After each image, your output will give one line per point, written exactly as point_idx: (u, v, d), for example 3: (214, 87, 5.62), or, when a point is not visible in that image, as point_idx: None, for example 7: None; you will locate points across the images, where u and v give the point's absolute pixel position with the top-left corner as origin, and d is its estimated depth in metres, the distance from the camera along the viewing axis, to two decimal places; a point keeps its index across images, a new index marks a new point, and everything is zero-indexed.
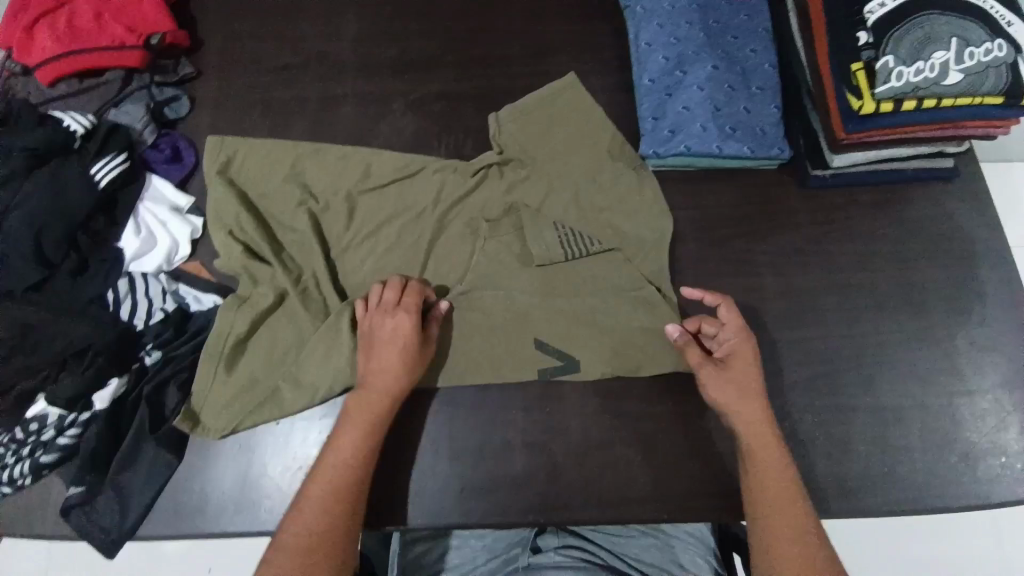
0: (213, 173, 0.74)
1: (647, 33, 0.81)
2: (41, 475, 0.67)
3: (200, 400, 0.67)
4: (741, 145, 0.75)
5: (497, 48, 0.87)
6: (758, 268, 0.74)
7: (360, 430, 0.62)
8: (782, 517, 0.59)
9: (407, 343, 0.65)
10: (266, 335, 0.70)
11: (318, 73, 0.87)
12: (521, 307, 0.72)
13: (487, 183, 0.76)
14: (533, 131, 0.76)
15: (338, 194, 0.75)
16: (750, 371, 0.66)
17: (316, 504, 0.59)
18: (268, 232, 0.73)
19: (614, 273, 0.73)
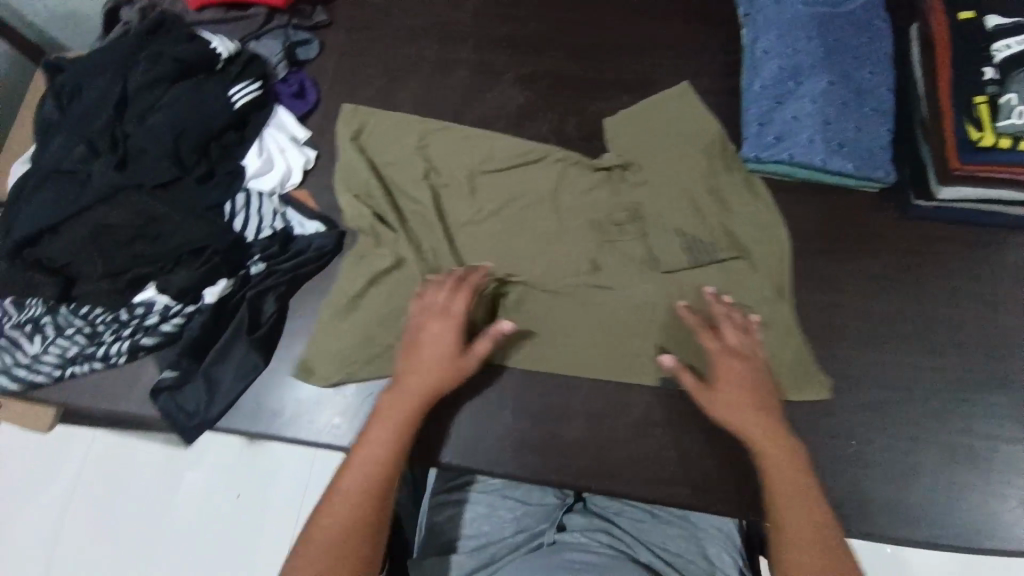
0: (344, 139, 0.79)
1: (765, 41, 0.82)
2: (136, 355, 0.72)
3: (314, 347, 0.71)
4: (846, 161, 0.75)
5: (613, 36, 0.89)
6: (842, 285, 0.75)
7: (394, 428, 0.63)
8: (797, 524, 0.58)
9: (451, 347, 0.66)
10: (381, 295, 0.72)
11: (440, 35, 0.91)
12: (630, 303, 0.73)
13: (608, 182, 0.78)
14: (652, 137, 0.79)
15: (461, 172, 0.79)
16: (739, 385, 0.64)
17: (344, 500, 0.59)
18: (393, 201, 0.77)
19: (724, 277, 0.73)
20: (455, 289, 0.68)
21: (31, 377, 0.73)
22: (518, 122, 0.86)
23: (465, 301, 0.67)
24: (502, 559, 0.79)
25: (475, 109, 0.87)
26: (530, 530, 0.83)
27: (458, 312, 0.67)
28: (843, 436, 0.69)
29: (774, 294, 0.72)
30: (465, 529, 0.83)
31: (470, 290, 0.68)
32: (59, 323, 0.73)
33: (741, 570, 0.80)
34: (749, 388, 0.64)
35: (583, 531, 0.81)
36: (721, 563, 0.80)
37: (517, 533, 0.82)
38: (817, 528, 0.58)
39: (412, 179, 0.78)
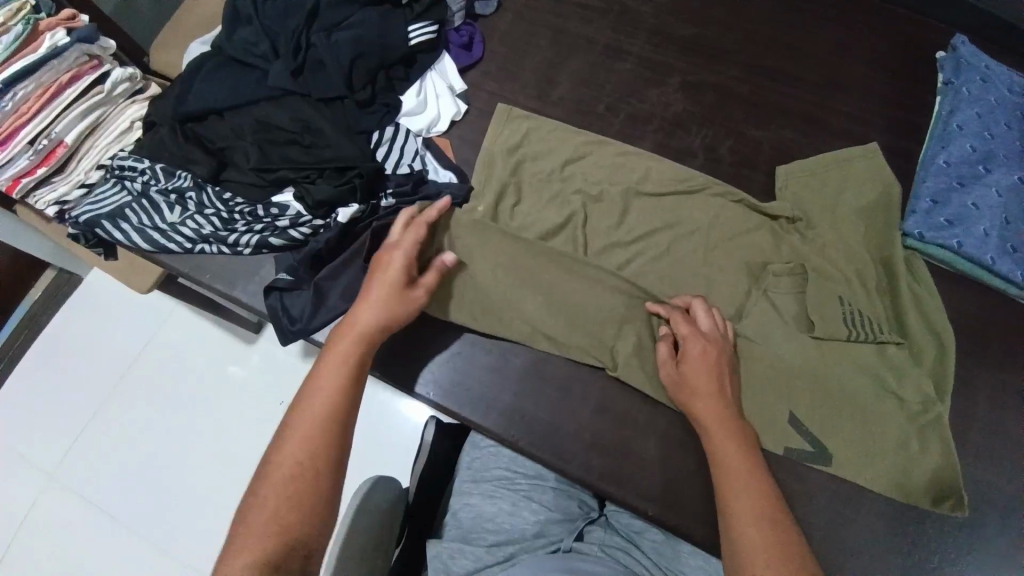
0: (507, 137, 0.80)
1: (962, 116, 0.76)
2: (260, 251, 0.76)
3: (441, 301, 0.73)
4: (1017, 268, 0.70)
5: (793, 69, 0.86)
6: (976, 394, 0.69)
7: (345, 362, 0.59)
8: (755, 527, 0.52)
9: (400, 278, 0.65)
10: (516, 286, 0.73)
11: (616, 23, 0.90)
12: (768, 364, 0.69)
13: (772, 232, 0.74)
14: (826, 200, 0.76)
15: (616, 188, 0.77)
16: (707, 368, 0.63)
17: (300, 431, 0.54)
18: (537, 201, 0.78)
19: (869, 356, 0.69)
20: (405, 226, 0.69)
21: (162, 242, 0.77)
22: (671, 129, 0.84)
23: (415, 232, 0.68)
24: (519, 558, 0.73)
25: (633, 104, 0.85)
26: (551, 535, 0.77)
27: (409, 243, 0.67)
28: (932, 550, 0.63)
29: (934, 394, 0.66)
30: (489, 523, 0.79)
31: (421, 225, 0.69)
32: (201, 201, 0.78)
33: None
34: (710, 369, 0.63)
35: (602, 545, 0.76)
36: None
37: (537, 535, 0.77)
38: (783, 539, 0.52)
39: (566, 190, 0.78)
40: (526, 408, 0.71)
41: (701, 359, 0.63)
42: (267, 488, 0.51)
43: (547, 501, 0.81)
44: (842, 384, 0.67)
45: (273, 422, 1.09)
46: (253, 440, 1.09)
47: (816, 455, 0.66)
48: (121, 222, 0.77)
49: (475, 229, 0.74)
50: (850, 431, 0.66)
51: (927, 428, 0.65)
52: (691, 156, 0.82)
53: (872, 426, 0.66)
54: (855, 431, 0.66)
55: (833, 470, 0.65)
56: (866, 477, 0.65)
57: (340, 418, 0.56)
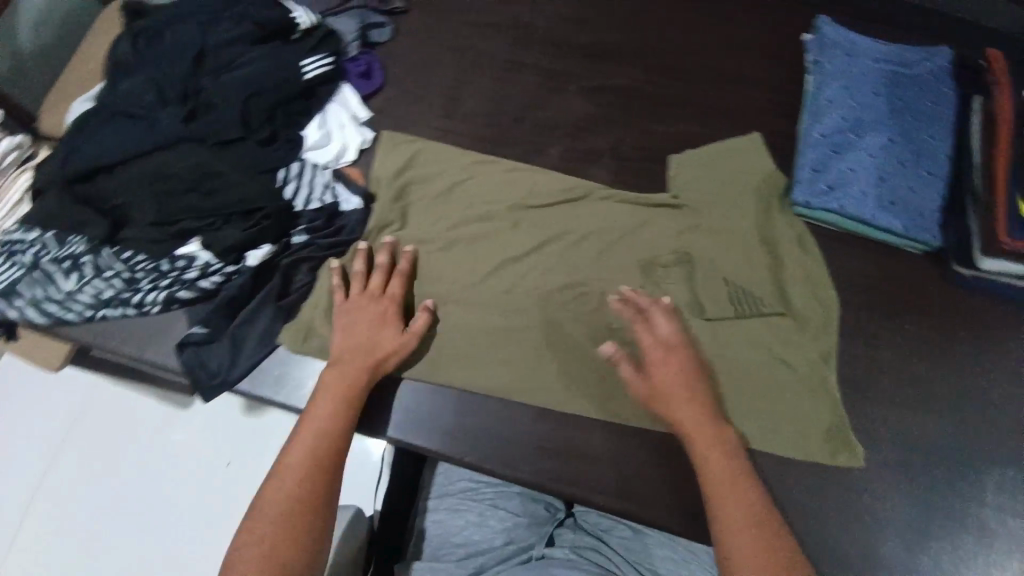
0: (393, 162, 0.82)
1: (830, 91, 0.84)
2: (169, 307, 0.74)
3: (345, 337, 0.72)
4: (896, 219, 0.77)
5: (682, 64, 0.91)
6: (876, 341, 0.76)
7: (342, 411, 0.65)
8: (745, 537, 0.57)
9: (389, 324, 0.69)
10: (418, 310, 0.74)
11: (513, 37, 0.92)
12: (687, 343, 0.74)
13: (657, 222, 0.80)
14: (710, 189, 0.81)
15: (505, 205, 0.81)
16: (669, 379, 0.67)
17: (296, 465, 0.61)
18: (427, 225, 0.80)
19: (767, 327, 0.75)
20: (382, 273, 0.72)
21: (61, 314, 0.73)
22: (577, 132, 0.87)
23: (400, 284, 0.73)
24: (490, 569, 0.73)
25: (538, 113, 0.88)
26: (520, 542, 0.77)
27: (397, 291, 0.72)
28: (857, 487, 0.69)
29: (818, 358, 0.73)
30: (457, 537, 0.78)
31: (405, 275, 0.73)
32: (98, 264, 0.74)
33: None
34: (679, 380, 0.67)
35: (573, 547, 0.77)
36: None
37: (505, 544, 0.77)
38: (767, 545, 0.57)
39: (456, 212, 0.81)
40: (467, 421, 0.71)
41: (668, 370, 0.67)
42: (262, 517, 0.58)
43: (512, 507, 0.80)
44: (744, 351, 0.74)
45: (205, 492, 0.98)
46: (182, 515, 0.97)
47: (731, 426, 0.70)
48: (15, 298, 0.73)
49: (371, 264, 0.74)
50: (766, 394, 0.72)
51: (826, 382, 0.72)
52: (598, 155, 0.86)
53: (780, 385, 0.72)
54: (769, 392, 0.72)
55: (756, 429, 0.70)
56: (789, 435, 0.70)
57: (331, 463, 0.62)
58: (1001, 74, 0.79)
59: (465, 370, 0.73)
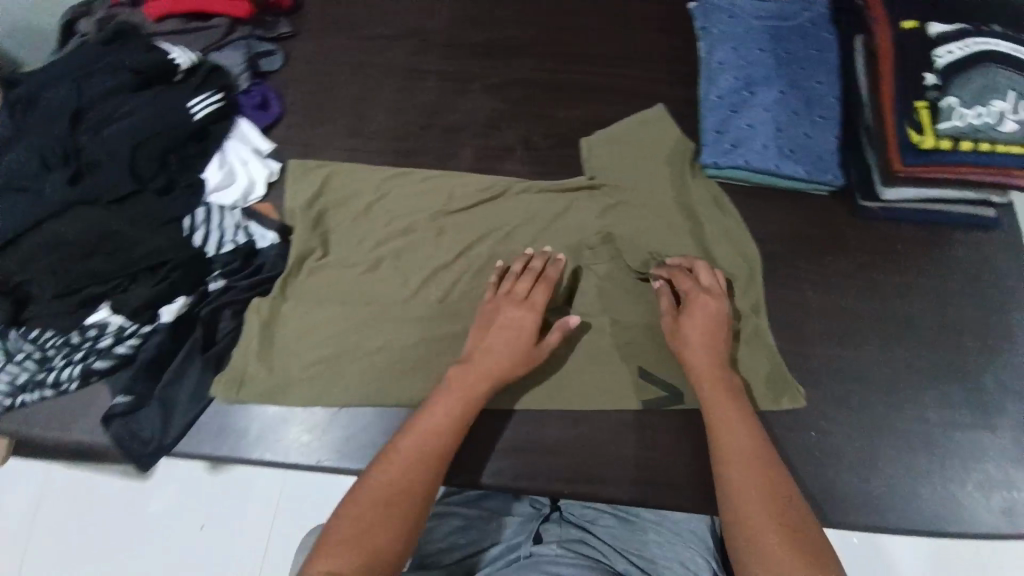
0: (303, 192, 0.79)
1: (720, 54, 0.87)
2: (88, 381, 0.70)
3: (282, 376, 0.70)
4: (798, 166, 0.80)
5: (578, 49, 0.92)
6: (802, 284, 0.79)
7: (460, 408, 0.63)
8: (752, 471, 0.57)
9: (526, 336, 0.68)
10: (355, 334, 0.72)
11: (408, 45, 0.91)
12: (624, 319, 0.75)
13: (578, 206, 0.81)
14: (625, 165, 0.83)
15: (425, 214, 0.79)
16: (712, 328, 0.68)
17: (405, 458, 0.59)
18: (350, 246, 0.77)
19: None
20: (531, 279, 0.72)
21: None
22: (487, 131, 0.87)
23: (545, 291, 0.71)
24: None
25: (446, 117, 0.87)
26: (505, 543, 0.75)
27: (540, 299, 0.70)
28: (804, 426, 0.72)
29: (748, 311, 0.76)
30: (441, 542, 0.75)
31: (551, 282, 0.72)
32: (6, 349, 0.70)
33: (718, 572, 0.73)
34: (706, 327, 0.68)
35: (559, 542, 0.74)
36: (696, 566, 0.72)
37: (491, 545, 0.76)
38: (773, 489, 0.56)
39: (378, 228, 0.78)
40: None
41: (705, 312, 0.69)
42: (357, 502, 0.56)
43: (502, 509, 0.80)
44: None
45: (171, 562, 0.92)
46: None
47: (675, 394, 0.72)
48: None
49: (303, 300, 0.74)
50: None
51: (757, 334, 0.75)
52: (511, 151, 0.86)
53: None
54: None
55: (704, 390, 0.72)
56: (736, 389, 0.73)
57: (437, 458, 0.60)
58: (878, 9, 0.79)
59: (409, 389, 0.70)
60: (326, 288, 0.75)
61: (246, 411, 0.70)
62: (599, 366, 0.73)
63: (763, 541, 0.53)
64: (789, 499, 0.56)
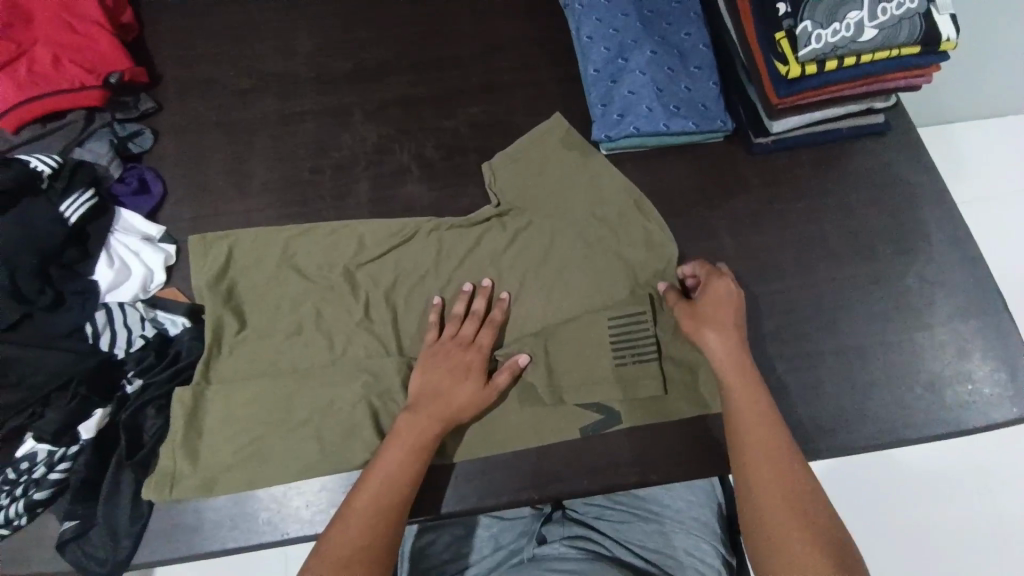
0: (209, 267, 0.76)
1: (587, 27, 0.86)
2: (36, 513, 0.66)
3: (217, 466, 0.68)
4: (686, 121, 0.81)
5: (449, 53, 0.91)
6: (717, 232, 0.80)
7: (415, 464, 0.64)
8: (773, 470, 0.60)
9: (476, 378, 0.69)
10: (289, 401, 0.71)
11: (278, 92, 0.89)
12: (553, 321, 0.75)
13: (489, 236, 0.79)
14: (528, 183, 0.81)
15: (335, 269, 0.77)
16: (724, 308, 0.70)
17: (362, 517, 0.60)
18: (267, 311, 0.75)
19: (616, 288, 0.75)
20: (476, 323, 0.73)
21: None
22: (377, 159, 0.85)
23: (489, 334, 0.72)
24: None
25: (333, 155, 0.85)
26: (511, 547, 0.77)
27: (486, 342, 0.72)
28: None
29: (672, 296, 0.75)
30: (444, 554, 0.77)
31: (495, 324, 0.72)
32: None
33: (724, 556, 0.76)
34: (724, 312, 0.70)
35: (563, 539, 0.75)
36: (700, 550, 0.76)
37: (495, 550, 0.78)
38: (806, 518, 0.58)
39: (291, 285, 0.76)
40: None
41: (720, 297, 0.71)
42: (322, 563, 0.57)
43: (505, 514, 0.81)
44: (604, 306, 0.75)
45: None
46: None
47: (609, 415, 0.71)
48: None
49: (230, 380, 0.72)
50: (641, 369, 0.72)
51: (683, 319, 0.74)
52: (408, 172, 0.84)
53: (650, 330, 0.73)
54: (639, 365, 0.72)
55: (647, 375, 0.72)
56: (670, 397, 0.72)
57: (393, 518, 0.61)
58: None
59: (356, 441, 0.69)
60: (249, 364, 0.73)
61: (191, 506, 0.68)
62: (532, 407, 0.72)
63: (782, 538, 0.57)
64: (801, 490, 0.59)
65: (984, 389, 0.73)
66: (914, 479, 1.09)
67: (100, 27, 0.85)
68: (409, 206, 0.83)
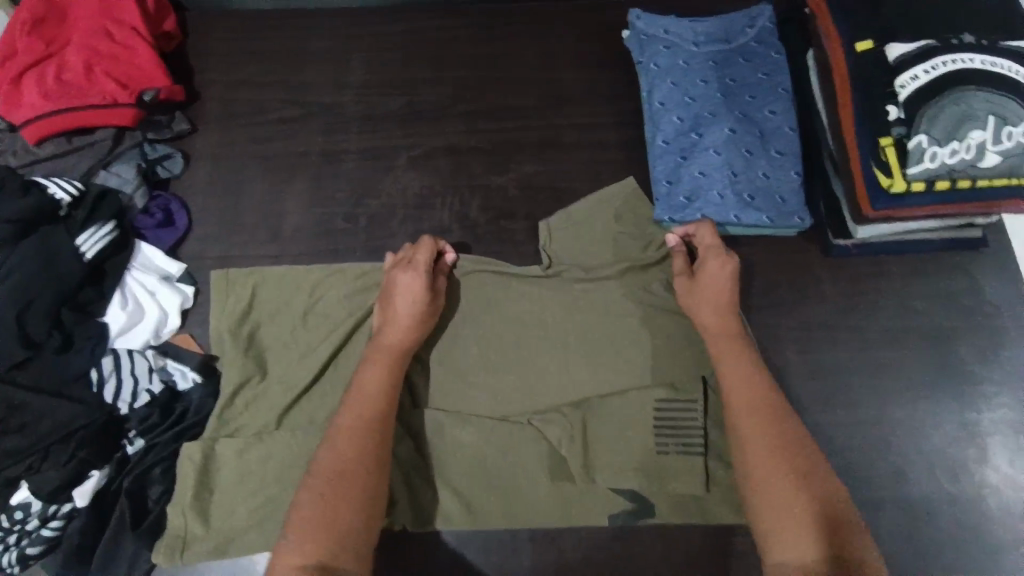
0: (231, 311, 0.71)
1: (660, 92, 0.78)
2: (28, 564, 0.63)
3: (225, 526, 0.64)
4: (760, 213, 0.73)
5: (507, 101, 0.84)
6: (779, 341, 0.73)
7: (351, 439, 0.58)
8: (766, 446, 0.57)
9: (420, 292, 0.66)
10: (299, 455, 0.65)
11: (321, 125, 0.83)
12: (594, 398, 0.68)
13: (534, 292, 0.72)
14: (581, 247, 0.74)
15: (362, 315, 0.71)
16: (720, 276, 0.67)
17: (332, 449, 0.57)
18: (288, 358, 0.70)
19: (667, 368, 0.69)
20: (426, 252, 0.69)
21: None
22: (418, 212, 0.79)
23: (429, 250, 0.69)
24: None
25: (371, 204, 0.79)
26: None
27: (426, 255, 0.69)
28: None
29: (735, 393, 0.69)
30: None
31: (434, 242, 0.70)
32: None
33: None
34: (719, 283, 0.67)
35: None
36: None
37: None
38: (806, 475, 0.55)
39: (315, 333, 0.71)
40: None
41: (718, 267, 0.67)
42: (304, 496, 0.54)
43: None
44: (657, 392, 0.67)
45: None
46: None
47: (646, 507, 0.65)
48: None
49: (243, 429, 0.67)
50: (688, 462, 0.65)
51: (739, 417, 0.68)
52: (449, 233, 0.78)
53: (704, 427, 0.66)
54: (686, 457, 0.65)
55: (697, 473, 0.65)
56: (710, 497, 0.65)
57: (363, 467, 0.56)
58: (825, 23, 0.69)
59: None
60: (264, 411, 0.68)
61: (190, 572, 0.65)
62: (562, 483, 0.65)
63: (783, 525, 0.52)
64: (803, 471, 0.55)
65: None
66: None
67: (137, 35, 0.80)
68: None
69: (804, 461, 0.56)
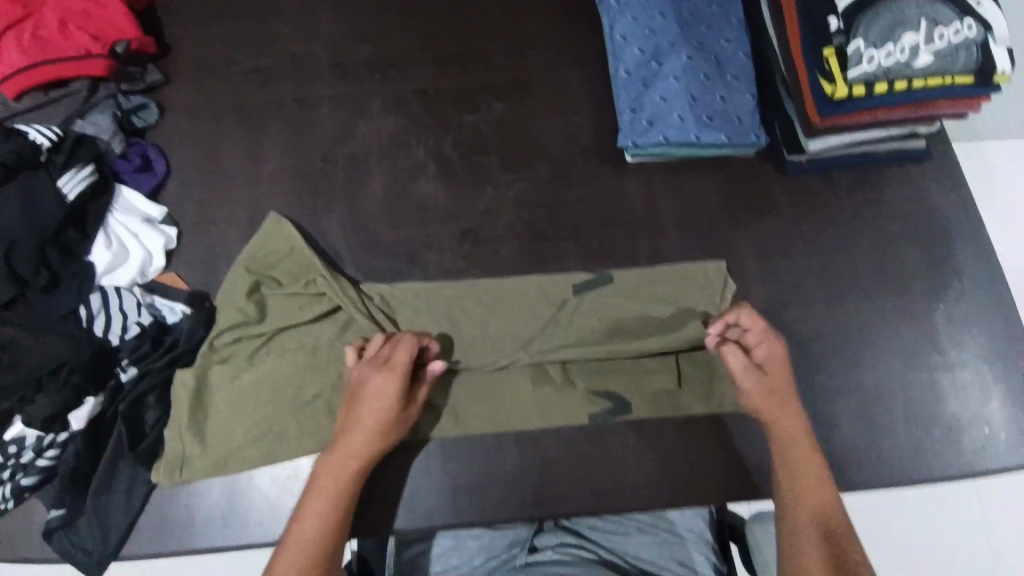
0: (246, 254, 0.73)
1: (621, 26, 0.82)
2: (23, 497, 0.65)
3: (221, 446, 0.67)
4: (719, 133, 0.77)
5: (475, 43, 0.86)
6: (742, 253, 0.77)
7: (335, 493, 0.62)
8: (803, 480, 0.64)
9: (392, 399, 0.64)
10: (295, 383, 0.69)
11: (294, 73, 0.85)
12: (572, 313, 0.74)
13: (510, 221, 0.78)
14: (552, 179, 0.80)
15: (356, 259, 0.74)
16: (779, 365, 0.67)
17: (289, 562, 0.58)
18: (291, 299, 0.72)
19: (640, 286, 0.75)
20: (402, 354, 0.65)
21: None
22: (394, 151, 0.81)
23: (407, 352, 0.65)
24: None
25: (347, 145, 0.82)
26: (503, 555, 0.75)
27: (403, 359, 0.65)
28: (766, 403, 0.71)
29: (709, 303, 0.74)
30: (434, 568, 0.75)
31: (412, 343, 0.66)
32: None
33: (715, 565, 0.77)
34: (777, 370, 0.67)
35: (555, 547, 0.75)
36: (696, 564, 0.76)
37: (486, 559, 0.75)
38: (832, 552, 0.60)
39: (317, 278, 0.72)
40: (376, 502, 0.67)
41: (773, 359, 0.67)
42: None
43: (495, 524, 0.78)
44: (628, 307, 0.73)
45: None
46: None
47: (621, 404, 0.70)
48: None
49: (238, 361, 0.70)
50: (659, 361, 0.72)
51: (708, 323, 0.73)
52: (424, 169, 0.81)
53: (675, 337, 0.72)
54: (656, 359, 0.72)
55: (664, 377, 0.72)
56: (682, 393, 0.71)
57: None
58: None
59: None
60: (263, 345, 0.71)
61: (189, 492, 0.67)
62: (542, 388, 0.71)
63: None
64: (827, 500, 0.63)
65: (1002, 434, 0.71)
66: (901, 516, 1.11)
67: None
68: (423, 204, 0.79)
69: (837, 536, 0.61)
